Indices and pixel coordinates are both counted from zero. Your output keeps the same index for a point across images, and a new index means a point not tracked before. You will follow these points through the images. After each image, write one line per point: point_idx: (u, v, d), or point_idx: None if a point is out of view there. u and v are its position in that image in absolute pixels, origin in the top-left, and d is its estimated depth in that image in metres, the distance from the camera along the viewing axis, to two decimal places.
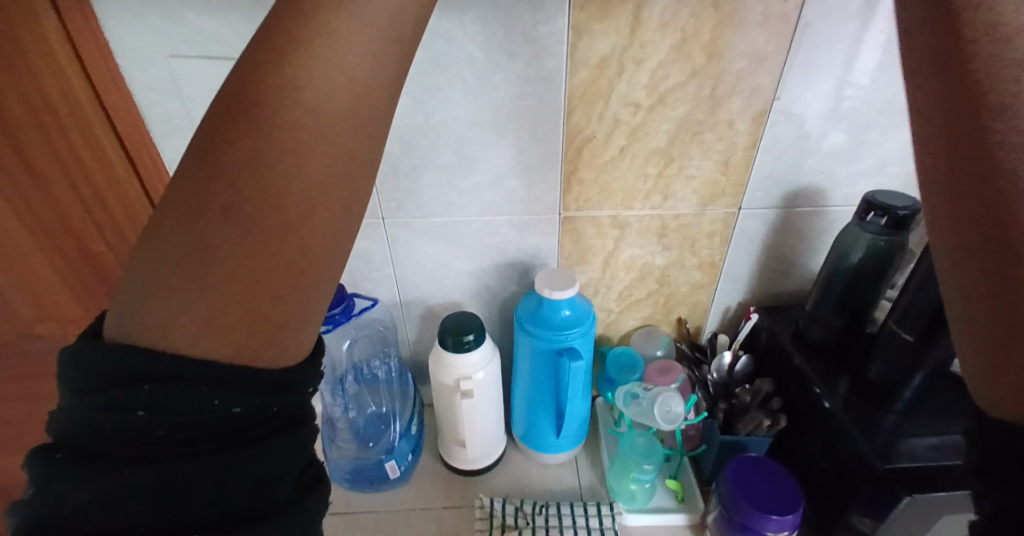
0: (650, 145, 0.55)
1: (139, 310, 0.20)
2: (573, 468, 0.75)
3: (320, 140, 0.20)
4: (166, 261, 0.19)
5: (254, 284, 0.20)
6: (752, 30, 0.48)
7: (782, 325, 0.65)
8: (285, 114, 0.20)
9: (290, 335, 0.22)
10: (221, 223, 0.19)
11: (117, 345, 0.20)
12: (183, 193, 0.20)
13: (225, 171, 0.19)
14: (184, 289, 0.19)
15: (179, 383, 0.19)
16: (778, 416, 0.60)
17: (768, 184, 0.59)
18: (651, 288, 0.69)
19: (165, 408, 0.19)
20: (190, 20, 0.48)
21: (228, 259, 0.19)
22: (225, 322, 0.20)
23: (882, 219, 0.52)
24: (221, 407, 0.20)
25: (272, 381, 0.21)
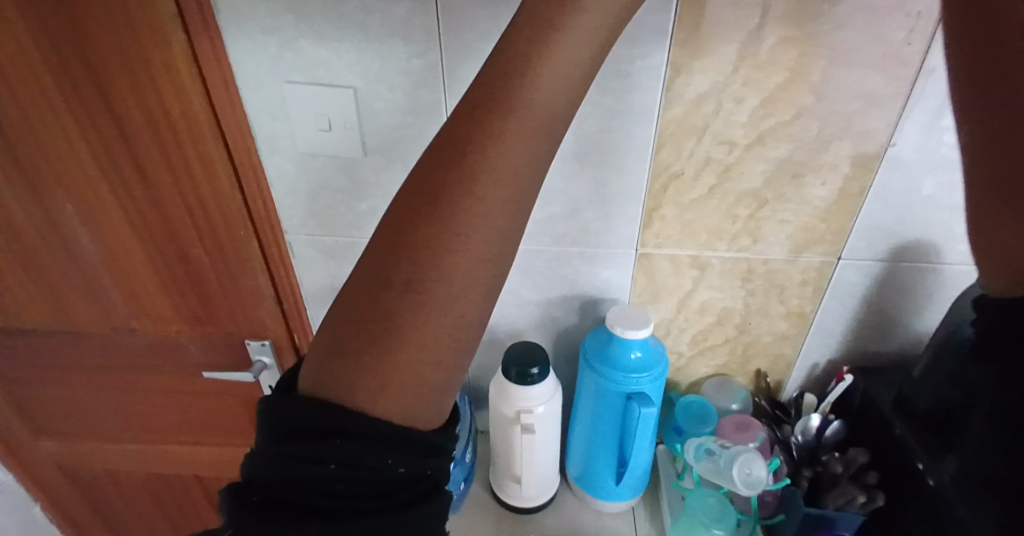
0: (741, 185, 0.53)
1: (329, 366, 0.22)
2: (631, 519, 0.70)
3: (488, 219, 0.22)
4: (355, 321, 0.21)
5: (420, 348, 0.21)
6: (868, 71, 0.45)
7: (881, 390, 0.59)
8: (459, 176, 0.21)
9: (436, 400, 0.23)
10: (404, 296, 0.21)
11: (314, 399, 0.21)
12: (373, 264, 0.22)
13: (412, 246, 0.21)
14: (366, 355, 0.21)
15: (362, 440, 0.20)
16: (874, 494, 0.53)
17: (873, 234, 0.54)
18: (729, 334, 0.65)
19: (354, 461, 0.20)
20: (304, 50, 0.51)
21: (404, 322, 0.21)
22: (396, 387, 0.21)
23: None
24: (392, 466, 0.21)
25: (426, 444, 0.22)
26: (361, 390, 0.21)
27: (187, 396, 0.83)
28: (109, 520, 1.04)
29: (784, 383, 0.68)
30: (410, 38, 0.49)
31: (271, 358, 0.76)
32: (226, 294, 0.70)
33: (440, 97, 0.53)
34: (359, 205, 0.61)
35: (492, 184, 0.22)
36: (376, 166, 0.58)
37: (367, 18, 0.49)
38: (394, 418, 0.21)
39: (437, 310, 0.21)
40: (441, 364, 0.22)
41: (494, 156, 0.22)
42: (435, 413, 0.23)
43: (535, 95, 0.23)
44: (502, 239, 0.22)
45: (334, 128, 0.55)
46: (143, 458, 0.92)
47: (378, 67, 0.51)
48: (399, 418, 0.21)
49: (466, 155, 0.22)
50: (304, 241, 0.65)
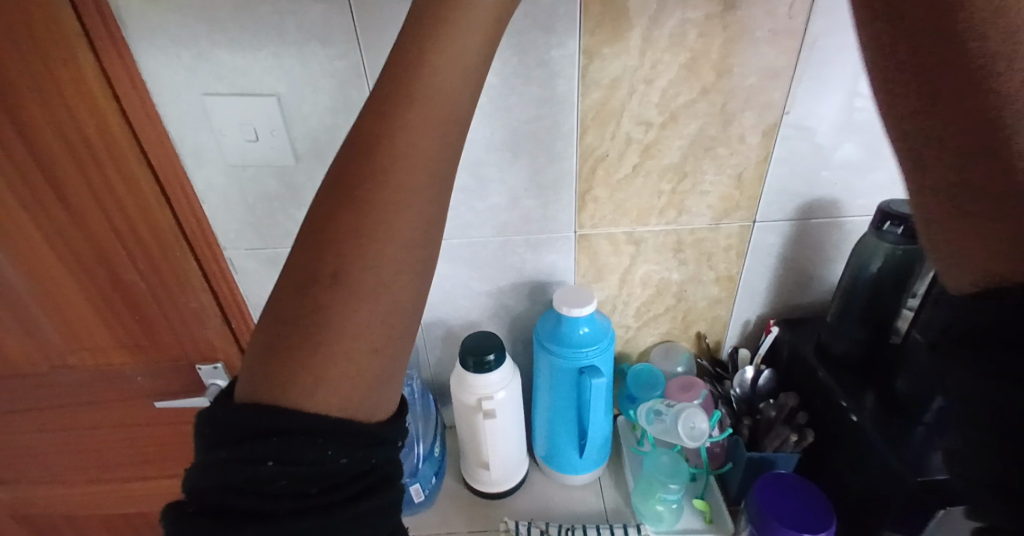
0: (663, 161, 0.56)
1: (263, 370, 0.22)
2: (596, 489, 0.74)
3: (410, 206, 0.23)
4: (287, 321, 0.22)
5: (356, 338, 0.22)
6: (761, 46, 0.49)
7: (804, 339, 0.64)
8: (378, 172, 0.23)
9: (380, 393, 0.23)
10: (335, 286, 0.22)
11: (246, 403, 0.21)
12: (300, 260, 0.23)
13: (337, 240, 0.22)
14: (299, 352, 0.21)
15: (297, 436, 0.20)
16: (805, 432, 0.58)
17: (783, 197, 0.59)
18: (669, 304, 0.69)
19: (290, 459, 0.20)
20: (222, 59, 0.50)
21: (335, 312, 0.22)
22: (332, 377, 0.21)
23: (899, 228, 0.52)
24: (332, 458, 0.21)
25: (372, 435, 0.23)
26: (296, 388, 0.21)
27: (137, 429, 0.80)
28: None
29: (723, 343, 0.73)
30: (328, 41, 0.50)
31: (223, 379, 0.75)
32: (167, 317, 0.68)
33: (367, 97, 0.53)
34: (297, 211, 0.61)
35: (407, 174, 0.23)
36: (311, 170, 0.58)
37: (282, 21, 0.49)
38: (332, 412, 0.22)
39: (369, 298, 0.22)
40: (381, 352, 0.23)
41: (403, 147, 0.23)
42: (376, 405, 0.23)
43: (435, 87, 0.24)
44: (425, 226, 0.24)
45: (262, 136, 0.55)
46: (95, 502, 0.88)
47: (301, 72, 0.51)
48: (341, 414, 0.22)
49: (376, 149, 0.23)
50: (244, 255, 0.65)
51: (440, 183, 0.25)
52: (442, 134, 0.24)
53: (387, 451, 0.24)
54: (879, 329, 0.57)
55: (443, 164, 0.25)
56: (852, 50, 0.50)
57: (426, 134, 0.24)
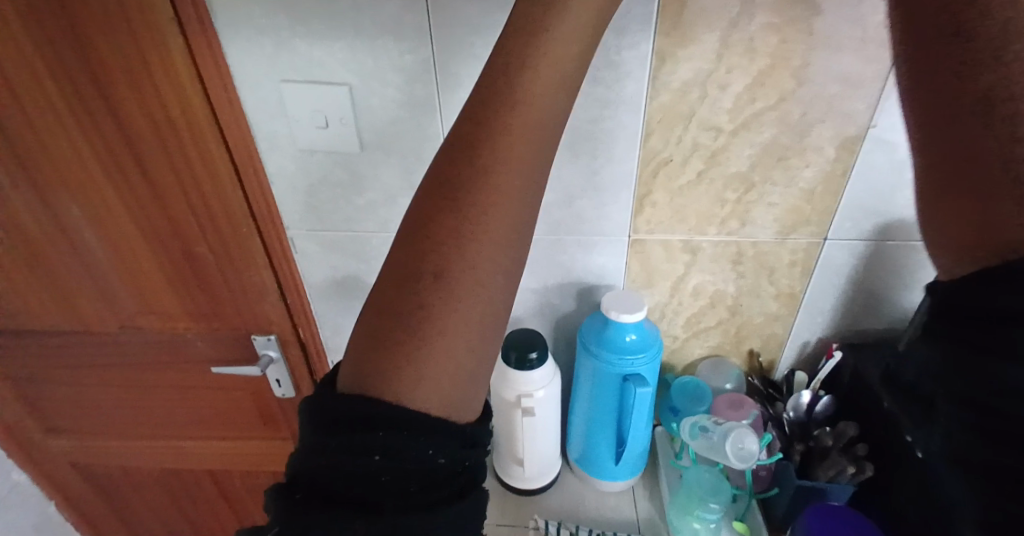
0: (729, 170, 0.54)
1: (368, 361, 0.23)
2: (630, 497, 0.73)
3: (507, 208, 0.23)
4: (389, 315, 0.23)
5: (453, 337, 0.23)
6: (849, 54, 0.46)
7: (869, 366, 0.61)
8: (480, 172, 0.23)
9: (469, 392, 0.24)
10: (437, 286, 0.22)
11: (354, 396, 0.22)
12: (403, 256, 0.24)
13: (440, 239, 0.23)
14: (402, 348, 0.22)
15: (403, 431, 0.21)
16: (863, 464, 0.55)
17: (858, 214, 0.56)
18: (721, 316, 0.67)
19: (399, 451, 0.21)
20: (299, 49, 0.52)
21: (434, 310, 0.22)
22: (432, 373, 0.22)
23: None
24: (433, 456, 0.22)
25: (465, 436, 0.23)
26: (402, 383, 0.22)
27: (196, 392, 0.85)
28: (124, 517, 1.07)
29: (776, 363, 0.70)
30: (401, 34, 0.51)
31: (276, 352, 0.79)
32: (231, 291, 0.72)
33: (434, 91, 0.54)
34: (359, 199, 0.63)
35: (500, 174, 0.23)
36: (375, 160, 0.59)
37: (359, 14, 0.50)
38: (432, 409, 0.23)
39: (465, 298, 0.23)
40: (473, 351, 0.23)
41: (495, 149, 0.23)
42: (469, 402, 0.24)
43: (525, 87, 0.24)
44: (519, 228, 0.24)
45: (332, 124, 0.57)
46: (154, 454, 0.95)
47: (373, 65, 0.53)
48: (438, 412, 0.23)
49: (469, 150, 0.24)
50: (305, 237, 0.67)
51: (527, 184, 0.24)
52: (531, 135, 0.24)
53: (477, 455, 0.24)
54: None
55: (531, 165, 0.24)
56: None
57: (516, 135, 0.24)
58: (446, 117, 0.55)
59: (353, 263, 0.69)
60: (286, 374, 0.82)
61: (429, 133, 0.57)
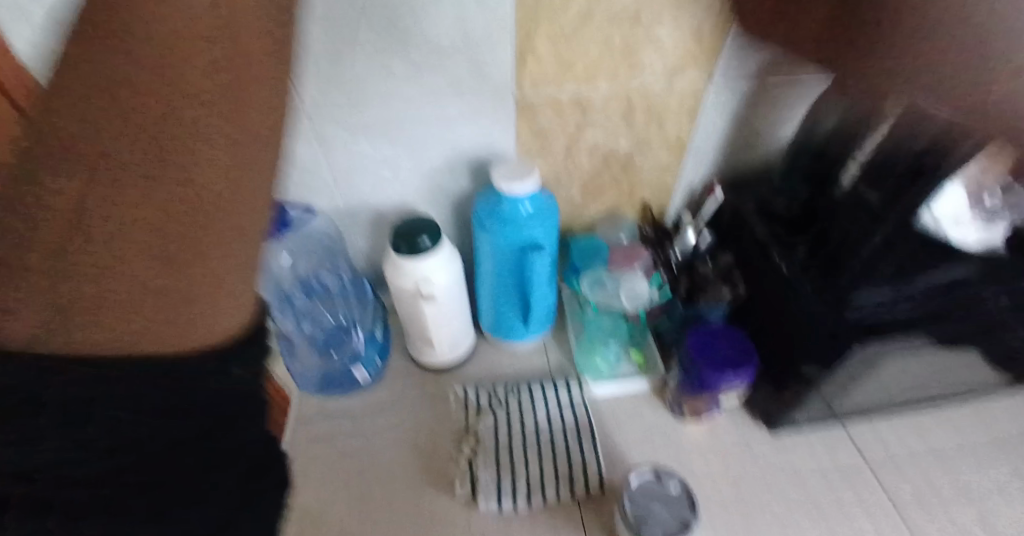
0: (614, 5, 0.48)
1: (38, 297, 0.19)
2: (542, 352, 0.78)
3: (210, 84, 0.21)
4: (67, 235, 0.19)
5: (169, 247, 0.20)
6: None
7: (745, 198, 0.64)
8: (162, 43, 0.20)
9: (208, 314, 0.21)
10: (154, 219, 0.20)
11: (22, 348, 0.18)
12: (72, 162, 0.20)
13: (119, 130, 0.20)
14: (91, 271, 0.19)
15: (102, 366, 0.19)
16: (735, 284, 0.63)
17: (743, 47, 0.53)
18: (616, 175, 0.66)
19: (103, 395, 0.19)
20: None
21: (136, 217, 0.19)
22: (167, 312, 0.20)
23: None
24: (160, 380, 0.20)
25: (208, 358, 0.21)
26: (119, 333, 0.19)
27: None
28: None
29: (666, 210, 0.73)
30: None
31: None
32: None
33: None
34: None
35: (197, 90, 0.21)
36: None
37: None
38: (150, 335, 0.20)
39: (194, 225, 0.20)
40: (204, 263, 0.21)
41: (180, 51, 0.20)
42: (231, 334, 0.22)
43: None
44: (235, 109, 0.22)
45: None
46: None
47: None
48: (155, 336, 0.20)
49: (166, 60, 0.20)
50: None
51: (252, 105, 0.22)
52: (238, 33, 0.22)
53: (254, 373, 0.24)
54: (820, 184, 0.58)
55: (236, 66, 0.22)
56: None
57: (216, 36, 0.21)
58: None
59: None
60: None
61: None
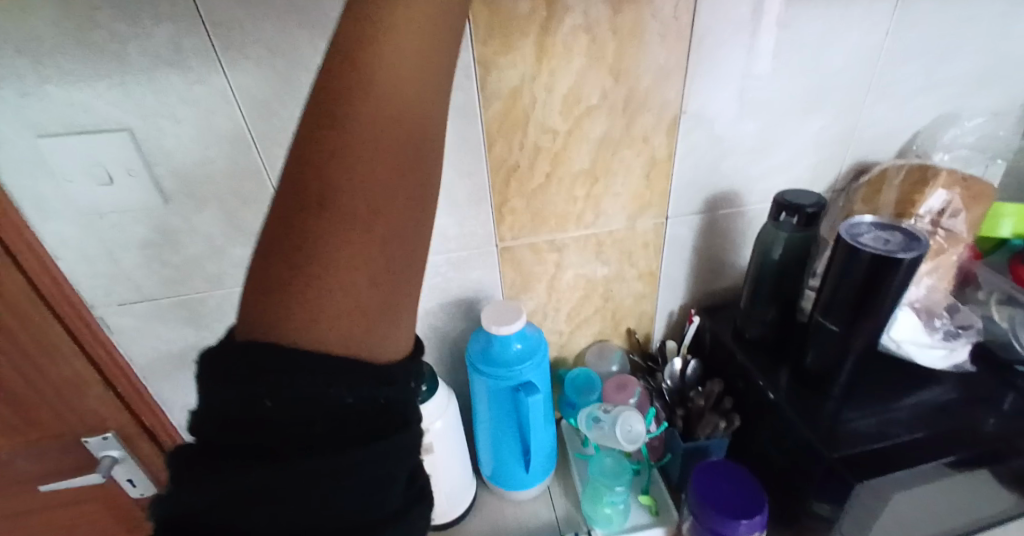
0: (574, 168, 0.55)
1: (257, 310, 0.18)
2: (547, 499, 0.73)
3: (387, 81, 0.20)
4: (273, 256, 0.18)
5: (380, 260, 0.19)
6: (652, 48, 0.49)
7: (723, 325, 0.65)
8: (365, 71, 0.19)
9: (390, 325, 0.20)
10: (365, 227, 0.19)
11: (240, 344, 0.18)
12: (286, 183, 0.19)
13: (316, 144, 0.19)
14: (285, 288, 0.18)
15: (300, 375, 0.18)
16: (732, 416, 0.60)
17: (691, 190, 0.60)
18: (597, 304, 0.70)
19: (292, 397, 0.18)
20: (52, 95, 0.43)
21: (345, 229, 0.18)
22: (331, 316, 0.18)
23: (793, 218, 0.52)
24: (336, 396, 0.18)
25: (379, 374, 0.19)
26: (332, 323, 0.18)
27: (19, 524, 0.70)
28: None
29: (651, 336, 0.74)
30: (184, 65, 0.43)
31: (119, 450, 0.67)
32: (38, 397, 0.59)
33: (243, 124, 0.47)
34: (178, 256, 0.55)
35: (401, 101, 0.20)
36: (186, 213, 0.52)
37: (122, 47, 0.42)
38: (337, 350, 0.18)
39: (358, 222, 0.18)
40: (387, 282, 0.19)
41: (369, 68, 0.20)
42: (384, 352, 0.20)
43: (406, 39, 0.21)
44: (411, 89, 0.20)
45: (118, 178, 0.48)
46: None
47: (155, 102, 0.45)
48: (352, 357, 0.19)
49: (347, 64, 0.19)
50: (118, 312, 0.58)
51: (419, 119, 0.21)
52: (426, 42, 0.21)
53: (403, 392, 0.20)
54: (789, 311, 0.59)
55: (421, 93, 0.21)
56: (737, 40, 0.51)
57: (402, 48, 0.20)
58: (266, 152, 0.49)
59: (196, 330, 0.62)
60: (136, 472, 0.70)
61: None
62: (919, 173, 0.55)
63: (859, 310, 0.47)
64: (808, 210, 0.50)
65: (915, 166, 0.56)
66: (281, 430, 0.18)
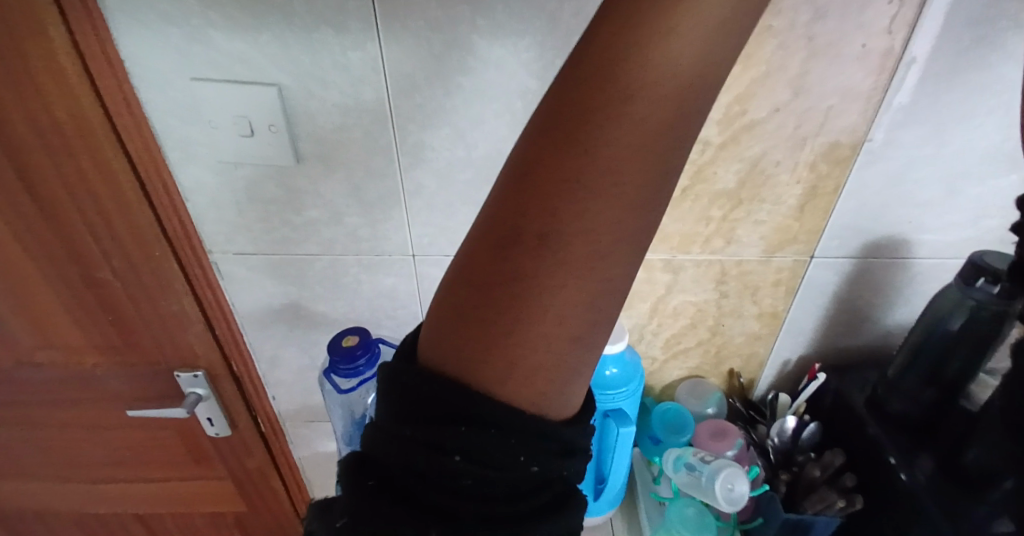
0: (715, 187, 0.49)
1: (452, 338, 0.17)
2: (607, 531, 0.68)
3: (658, 103, 0.15)
4: (472, 284, 0.17)
5: (579, 315, 0.16)
6: (849, 65, 0.42)
7: (854, 388, 0.57)
8: (630, 81, 0.15)
9: (571, 386, 0.17)
10: (580, 274, 0.16)
11: (432, 371, 0.17)
12: (502, 203, 0.17)
13: (553, 169, 0.16)
14: (484, 327, 0.16)
15: (489, 431, 0.16)
16: (853, 498, 0.51)
17: (847, 231, 0.52)
18: (702, 337, 0.64)
19: (486, 456, 0.16)
20: (216, 42, 0.43)
21: (553, 273, 0.16)
22: (524, 368, 0.16)
23: (994, 286, 0.44)
24: (524, 465, 0.16)
25: (562, 442, 0.17)
26: (516, 378, 0.16)
27: (116, 430, 0.76)
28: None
29: (756, 382, 0.67)
30: (343, 28, 0.42)
31: (204, 389, 0.70)
32: (149, 325, 0.63)
33: (386, 95, 0.46)
34: (294, 216, 0.55)
35: (665, 125, 0.16)
36: (311, 175, 0.51)
37: (291, 3, 0.41)
38: (525, 406, 0.17)
39: (580, 270, 0.16)
40: (581, 339, 0.17)
41: (642, 81, 0.15)
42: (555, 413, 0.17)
43: (704, 25, 0.15)
44: (681, 108, 0.16)
45: (257, 132, 0.48)
46: (69, 493, 0.85)
47: (308, 62, 0.44)
48: (536, 417, 0.17)
49: (621, 65, 0.15)
50: (231, 260, 0.60)
51: (677, 147, 0.16)
52: (723, 29, 0.16)
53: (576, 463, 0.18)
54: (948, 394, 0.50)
55: (690, 118, 0.16)
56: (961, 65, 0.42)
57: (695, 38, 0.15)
58: (399, 126, 0.48)
59: (295, 289, 0.63)
60: (216, 411, 0.73)
61: (417, 181, 0.51)
62: None
63: None
64: None
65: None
66: (456, 484, 0.16)
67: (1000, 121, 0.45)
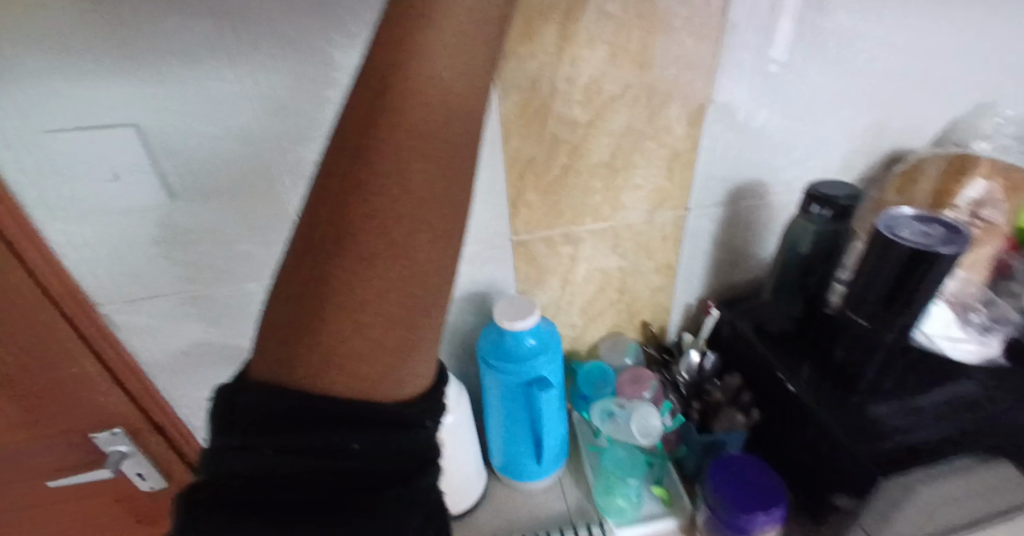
0: (593, 161, 0.53)
1: (280, 347, 0.19)
2: (559, 490, 0.73)
3: (428, 119, 0.21)
4: (294, 295, 0.19)
5: (399, 298, 0.20)
6: (681, 36, 0.46)
7: (742, 317, 0.64)
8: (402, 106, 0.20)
9: (406, 367, 0.20)
10: (388, 262, 0.19)
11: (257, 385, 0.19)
12: (314, 216, 0.20)
13: (347, 181, 0.19)
14: (307, 329, 0.19)
15: (304, 414, 0.18)
16: (750, 410, 0.60)
17: (713, 181, 0.58)
18: (612, 297, 0.69)
19: (298, 440, 0.18)
20: (51, 88, 0.41)
21: (364, 265, 0.19)
22: (347, 352, 0.19)
23: (825, 210, 0.52)
24: (343, 444, 0.18)
25: (395, 416, 0.20)
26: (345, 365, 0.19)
27: (40, 507, 0.71)
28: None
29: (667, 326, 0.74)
30: (191, 57, 0.41)
31: (127, 446, 0.67)
32: (47, 395, 0.58)
33: (254, 118, 0.45)
34: (185, 253, 0.53)
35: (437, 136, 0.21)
36: (194, 209, 0.50)
37: (127, 38, 0.39)
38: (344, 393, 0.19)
39: (384, 259, 0.19)
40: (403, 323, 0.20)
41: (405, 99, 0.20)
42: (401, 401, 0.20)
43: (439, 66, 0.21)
44: (446, 119, 0.21)
45: (123, 175, 0.46)
46: None
47: (161, 95, 0.43)
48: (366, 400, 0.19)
49: (384, 105, 0.20)
50: (126, 309, 0.57)
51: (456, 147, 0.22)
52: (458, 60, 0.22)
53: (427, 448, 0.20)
54: (810, 307, 0.59)
55: (457, 129, 0.22)
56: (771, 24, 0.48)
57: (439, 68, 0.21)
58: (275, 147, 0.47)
59: (203, 326, 0.61)
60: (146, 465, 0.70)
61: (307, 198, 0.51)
62: (957, 164, 0.52)
63: (891, 312, 0.46)
64: (841, 202, 0.50)
65: (954, 156, 0.53)
66: (280, 479, 0.18)
67: (813, 68, 0.52)
